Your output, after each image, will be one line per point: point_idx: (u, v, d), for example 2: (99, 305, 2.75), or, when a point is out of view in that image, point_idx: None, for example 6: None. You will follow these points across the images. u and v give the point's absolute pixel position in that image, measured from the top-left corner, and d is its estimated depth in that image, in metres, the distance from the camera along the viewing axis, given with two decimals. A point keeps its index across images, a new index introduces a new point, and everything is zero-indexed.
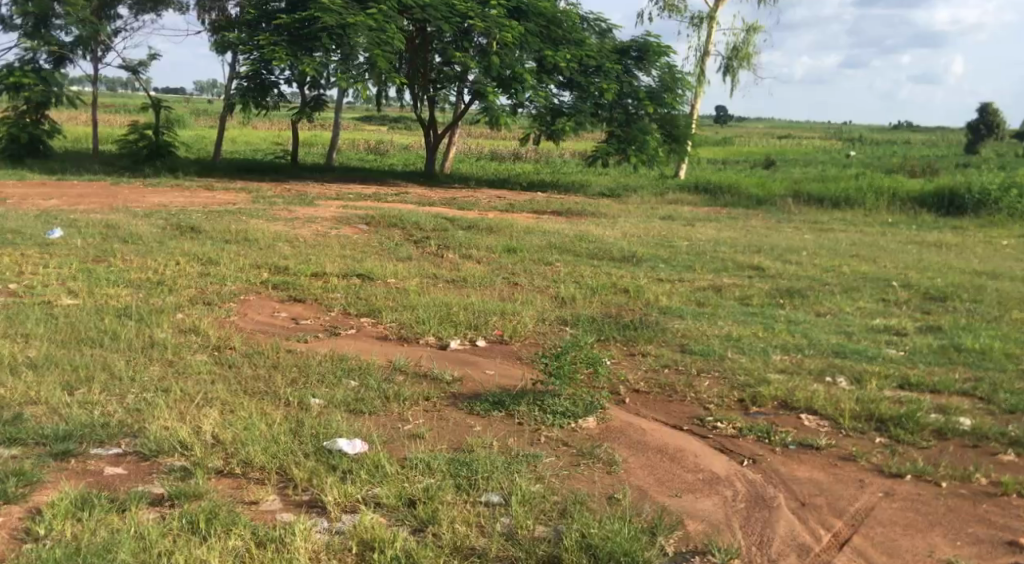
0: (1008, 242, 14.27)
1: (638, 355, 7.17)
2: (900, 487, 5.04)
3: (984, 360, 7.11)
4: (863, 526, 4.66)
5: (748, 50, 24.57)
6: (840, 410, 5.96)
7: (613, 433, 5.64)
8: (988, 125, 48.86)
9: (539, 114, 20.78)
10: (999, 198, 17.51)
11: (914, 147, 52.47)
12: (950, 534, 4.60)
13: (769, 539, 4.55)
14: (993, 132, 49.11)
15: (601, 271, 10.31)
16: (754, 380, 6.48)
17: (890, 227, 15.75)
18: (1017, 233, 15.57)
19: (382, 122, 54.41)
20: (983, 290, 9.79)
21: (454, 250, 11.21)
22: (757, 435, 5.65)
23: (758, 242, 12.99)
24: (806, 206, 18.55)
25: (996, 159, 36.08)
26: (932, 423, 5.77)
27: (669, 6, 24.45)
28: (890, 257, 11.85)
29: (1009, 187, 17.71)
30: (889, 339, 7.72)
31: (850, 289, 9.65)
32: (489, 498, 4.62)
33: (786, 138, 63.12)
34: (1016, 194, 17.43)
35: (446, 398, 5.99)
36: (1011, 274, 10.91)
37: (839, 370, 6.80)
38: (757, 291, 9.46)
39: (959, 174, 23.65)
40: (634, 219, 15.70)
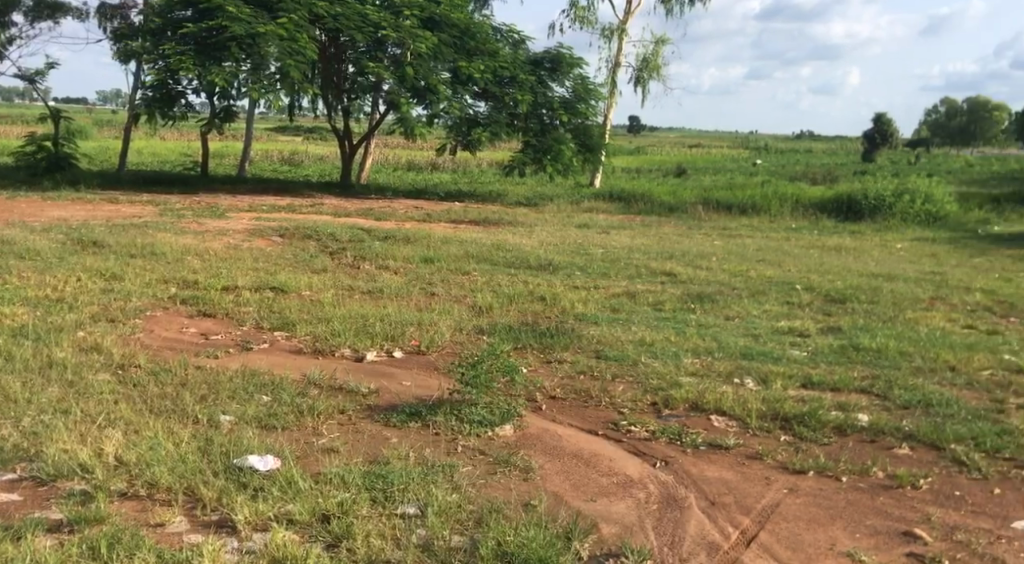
0: (902, 245, 14.85)
1: (555, 362, 7.26)
2: (803, 483, 5.21)
3: (880, 358, 7.40)
4: (769, 523, 4.80)
5: (657, 62, 25.02)
6: (747, 410, 6.14)
7: (530, 439, 5.72)
8: (882, 135, 51.32)
9: (455, 125, 20.76)
10: (894, 204, 18.27)
11: (817, 156, 54.23)
12: (850, 527, 4.76)
13: (680, 539, 4.66)
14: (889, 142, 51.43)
15: (517, 280, 10.39)
16: (666, 384, 6.62)
17: (795, 232, 16.21)
18: (913, 237, 16.22)
19: (295, 134, 53.89)
20: (879, 291, 10.18)
21: (369, 261, 11.16)
22: (669, 438, 5.78)
23: (671, 249, 13.24)
24: (716, 213, 18.95)
25: (888, 167, 37.78)
26: (833, 420, 5.97)
27: (580, 17, 24.73)
28: (794, 262, 12.21)
29: (903, 194, 18.49)
30: (793, 340, 7.96)
31: (756, 293, 9.91)
32: (405, 509, 4.64)
33: (696, 148, 64.37)
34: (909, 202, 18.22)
35: (361, 411, 5.99)
36: (906, 276, 11.36)
37: (747, 371, 7.00)
38: (669, 297, 9.66)
39: (859, 181, 24.54)
40: (550, 228, 15.85)
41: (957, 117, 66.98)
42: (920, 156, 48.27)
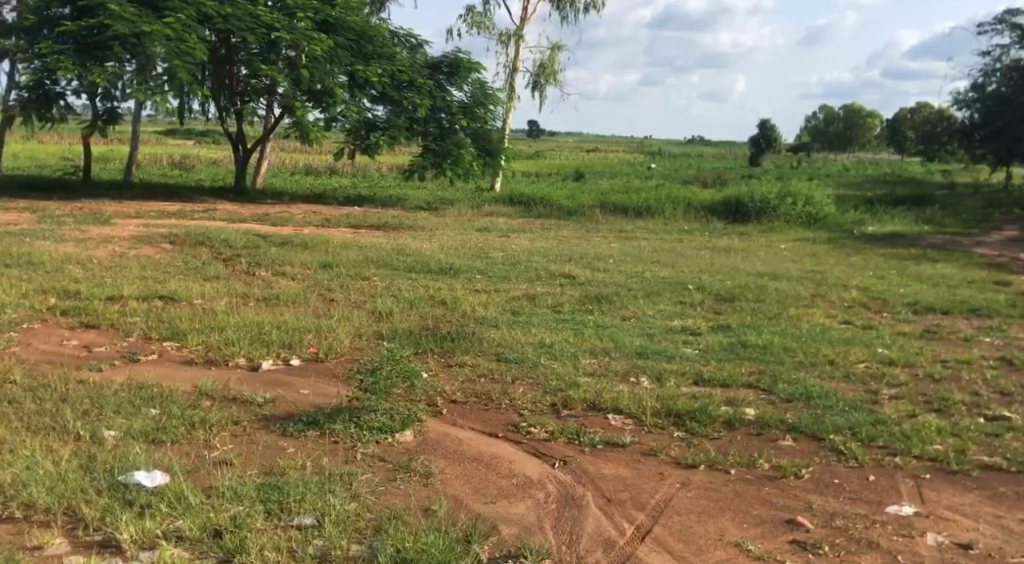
0: (786, 245, 15.38)
1: (455, 366, 7.28)
2: (695, 477, 5.37)
3: (766, 354, 7.67)
4: (662, 517, 4.93)
5: (555, 67, 25.31)
6: (642, 407, 6.28)
7: (430, 444, 5.73)
8: (767, 140, 52.88)
9: (353, 128, 20.64)
10: (778, 206, 19.03)
11: (708, 160, 55.56)
12: (738, 518, 4.92)
13: (577, 537, 4.74)
14: (773, 147, 53.06)
15: (416, 284, 10.39)
16: (565, 385, 6.72)
17: (688, 234, 16.62)
18: (799, 237, 16.80)
19: (186, 138, 52.63)
20: (765, 290, 10.53)
21: (264, 268, 11.01)
22: (567, 438, 5.87)
23: (569, 251, 13.43)
24: (612, 215, 19.28)
25: (775, 171, 39.06)
26: (722, 415, 6.16)
27: (477, 22, 24.82)
28: (687, 263, 12.52)
29: (785, 196, 19.30)
30: (686, 339, 8.17)
31: (651, 294, 10.12)
32: (301, 520, 4.60)
33: (594, 152, 65.19)
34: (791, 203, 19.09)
35: (257, 421, 5.92)
36: (791, 275, 11.77)
37: (642, 370, 7.15)
38: (567, 298, 9.80)
39: (749, 183, 25.29)
40: (449, 231, 15.89)
41: (836, 122, 69.62)
42: (802, 160, 50.00)
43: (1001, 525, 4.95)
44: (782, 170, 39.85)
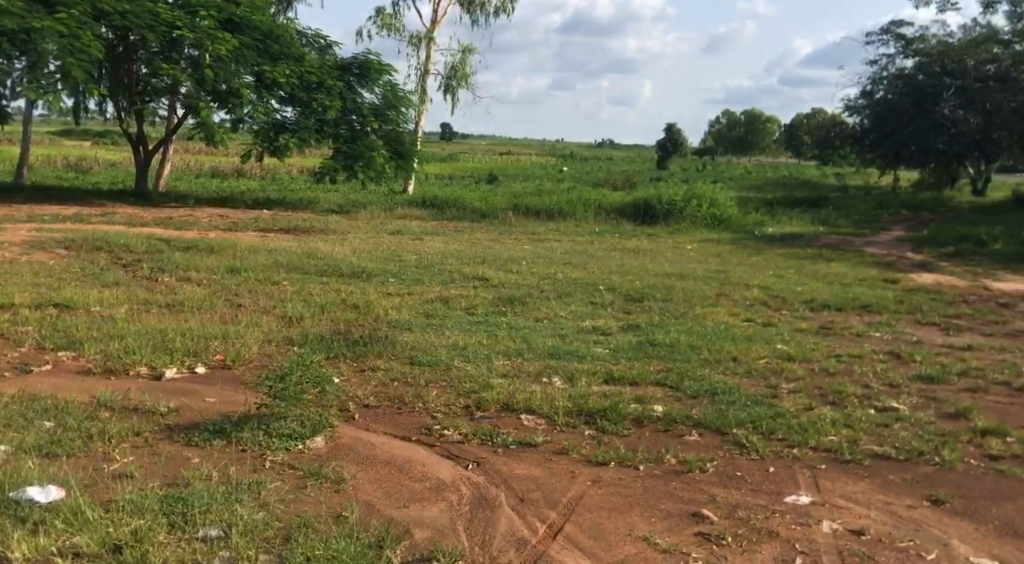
0: (692, 246, 15.68)
1: (368, 370, 7.21)
2: (605, 474, 5.42)
3: (674, 352, 7.80)
4: (574, 514, 4.96)
5: (466, 70, 25.34)
6: (554, 407, 6.31)
7: (341, 450, 5.67)
8: (674, 143, 53.67)
9: (261, 130, 20.42)
10: (685, 209, 19.35)
11: (618, 162, 56.29)
12: (646, 512, 4.98)
13: (490, 538, 4.74)
14: (679, 150, 53.96)
15: (327, 288, 10.28)
16: (478, 386, 6.72)
17: (599, 235, 16.81)
18: (705, 238, 17.14)
19: (85, 140, 51.09)
20: (673, 290, 10.72)
21: (168, 273, 10.75)
22: (480, 439, 5.87)
23: (482, 253, 13.45)
24: (524, 218, 19.40)
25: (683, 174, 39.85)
26: (631, 412, 6.24)
27: (386, 24, 24.69)
28: (598, 264, 12.66)
29: (692, 200, 19.59)
30: (596, 339, 8.27)
31: (563, 295, 10.20)
32: (207, 532, 4.49)
33: (507, 154, 65.40)
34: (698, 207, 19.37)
35: (159, 431, 5.77)
36: (698, 275, 12.00)
37: (554, 370, 7.20)
38: (480, 300, 9.81)
39: (657, 185, 25.70)
40: (361, 234, 15.77)
41: (738, 126, 71.22)
42: (708, 164, 51.07)
43: (892, 511, 5.13)
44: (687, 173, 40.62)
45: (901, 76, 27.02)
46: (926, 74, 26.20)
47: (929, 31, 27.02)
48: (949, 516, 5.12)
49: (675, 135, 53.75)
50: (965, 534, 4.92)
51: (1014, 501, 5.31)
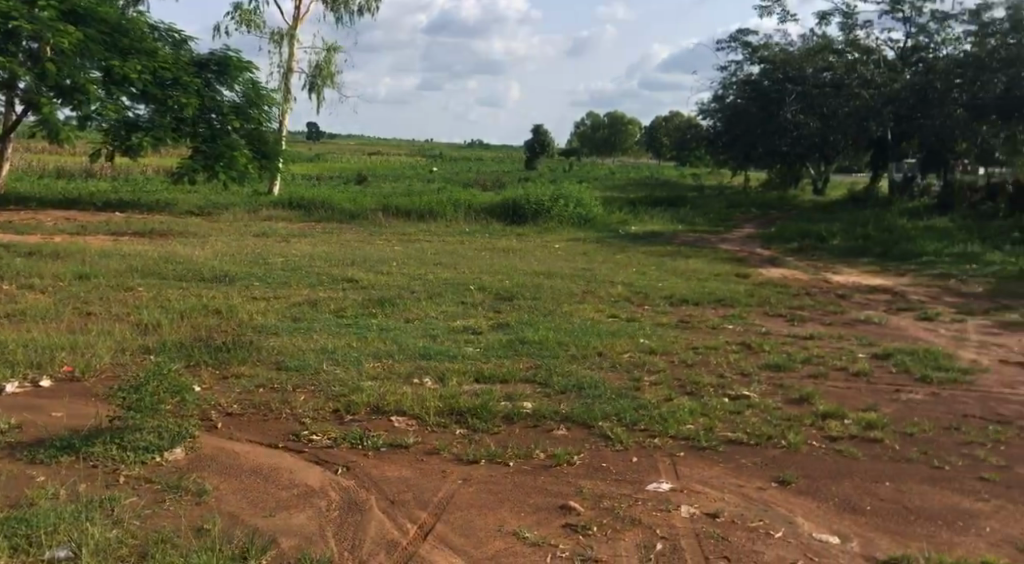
0: (559, 245, 15.93)
1: (231, 378, 7.05)
2: (476, 472, 5.46)
3: (542, 349, 7.93)
4: (445, 514, 4.98)
5: (330, 69, 25.01)
6: (425, 407, 6.32)
7: (202, 461, 5.53)
8: (541, 144, 54.38)
9: (110, 127, 18.10)
10: (553, 209, 19.65)
11: (486, 162, 56.62)
12: (516, 507, 5.05)
13: (360, 542, 4.72)
14: (546, 151, 54.68)
15: (188, 293, 9.99)
16: (347, 389, 6.66)
17: (469, 235, 16.87)
18: (572, 237, 17.44)
19: None
20: (542, 288, 10.88)
21: (11, 281, 10.24)
22: (350, 443, 5.82)
23: (350, 255, 13.32)
24: (395, 219, 19.31)
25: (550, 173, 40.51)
26: (501, 410, 6.31)
27: (245, 20, 24.13)
28: (468, 263, 12.72)
29: (560, 199, 19.90)
30: (467, 338, 8.31)
31: (434, 295, 10.21)
32: (56, 553, 4.31)
33: (375, 154, 64.88)
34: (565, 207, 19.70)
35: (3, 450, 5.50)
36: (565, 273, 12.21)
37: (425, 371, 7.20)
38: (349, 302, 9.71)
39: (524, 186, 25.98)
40: (223, 237, 15.37)
41: (601, 128, 72.63)
42: (575, 164, 52.01)
43: (745, 493, 5.37)
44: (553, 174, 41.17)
45: (748, 81, 27.74)
46: (770, 79, 26.84)
47: (773, 38, 28.16)
48: (794, 495, 5.38)
49: (541, 136, 54.43)
50: (810, 512, 5.19)
51: (853, 478, 5.63)
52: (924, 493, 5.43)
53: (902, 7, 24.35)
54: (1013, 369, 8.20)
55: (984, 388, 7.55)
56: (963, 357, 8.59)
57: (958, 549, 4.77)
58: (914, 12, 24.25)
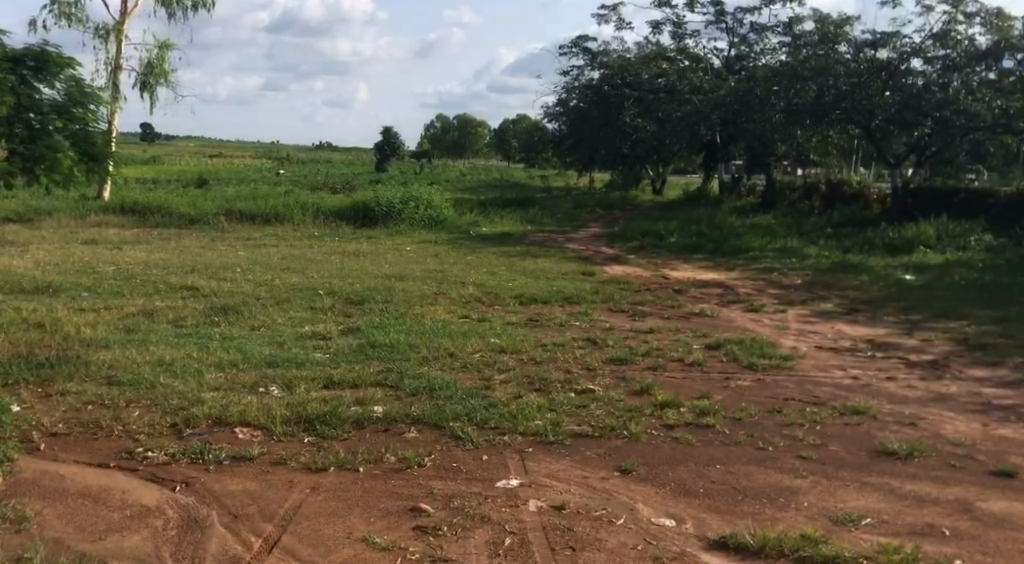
0: (411, 247, 15.93)
1: (56, 396, 6.72)
2: (324, 480, 5.41)
3: (393, 352, 7.93)
4: (291, 524, 4.92)
5: (164, 67, 24.16)
6: (270, 417, 6.21)
7: (25, 486, 5.27)
8: (391, 146, 54.09)
9: None
10: (403, 211, 19.64)
11: (335, 165, 55.93)
12: (365, 513, 5.03)
13: (200, 559, 4.60)
14: (396, 153, 54.45)
15: (12, 306, 9.48)
16: (186, 403, 6.47)
17: (316, 239, 16.65)
18: (420, 239, 17.45)
19: None
20: (392, 291, 10.86)
21: None
22: (189, 458, 5.67)
23: (191, 262, 12.93)
24: (238, 224, 18.86)
25: (400, 176, 40.45)
26: (351, 415, 6.27)
27: (67, 15, 23.03)
28: (316, 268, 12.55)
29: (410, 201, 19.91)
30: (315, 344, 8.21)
31: (281, 301, 10.04)
32: None
33: (218, 157, 63.06)
34: (415, 209, 19.74)
35: None
36: (414, 275, 12.23)
37: (270, 379, 7.07)
38: (190, 311, 9.43)
39: (371, 188, 25.84)
40: (50, 246, 14.63)
41: (451, 131, 72.81)
42: (425, 167, 52.02)
43: (589, 484, 5.52)
44: (404, 175, 41.04)
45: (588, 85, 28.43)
46: (609, 85, 27.67)
47: (610, 45, 28.89)
48: (635, 483, 5.58)
49: (391, 138, 54.15)
50: (650, 498, 5.38)
51: (688, 463, 5.88)
52: (752, 474, 5.72)
53: (726, 18, 25.45)
54: (828, 354, 8.75)
55: (803, 372, 8.02)
56: (785, 345, 9.09)
57: (779, 524, 5.05)
58: (737, 23, 25.39)
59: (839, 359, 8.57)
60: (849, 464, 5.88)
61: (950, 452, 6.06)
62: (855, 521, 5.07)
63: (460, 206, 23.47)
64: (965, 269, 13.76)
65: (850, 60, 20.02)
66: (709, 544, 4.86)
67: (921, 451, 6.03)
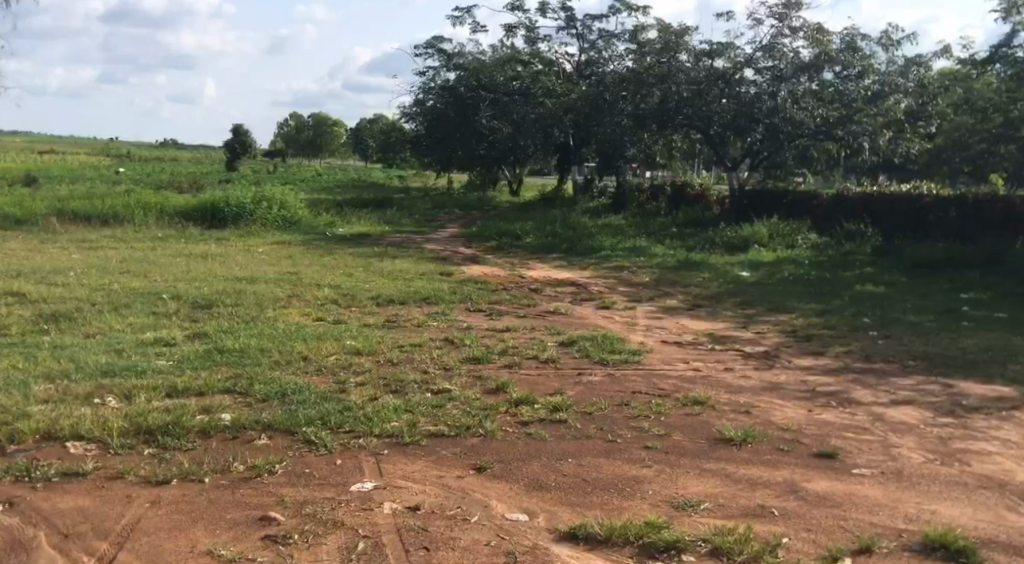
0: (262, 248, 15.63)
1: None
2: (165, 493, 5.31)
3: (243, 357, 7.80)
4: (129, 541, 4.81)
5: None
6: (107, 429, 6.03)
7: None
8: (241, 144, 52.81)
9: None
10: (253, 211, 19.29)
11: (181, 164, 54.19)
12: (210, 525, 4.97)
13: None
14: (245, 150, 53.19)
15: None
16: (12, 417, 6.20)
17: (158, 241, 16.14)
18: (269, 240, 17.15)
19: None
20: (242, 294, 10.66)
21: None
22: (15, 476, 5.45)
23: (21, 266, 12.33)
24: (74, 225, 18.09)
25: (250, 175, 39.55)
26: (196, 424, 6.16)
27: None
28: (159, 271, 12.18)
29: (260, 201, 19.57)
30: (158, 351, 7.98)
31: (120, 307, 9.70)
32: None
33: (56, 155, 60.10)
34: (265, 209, 19.41)
35: None
36: (264, 277, 12.03)
37: (108, 390, 6.84)
38: (19, 319, 9.01)
39: (218, 188, 25.21)
40: None
41: (305, 130, 71.45)
42: (277, 166, 51.03)
43: (444, 484, 5.60)
44: (257, 175, 40.05)
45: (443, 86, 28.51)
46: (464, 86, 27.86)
47: (465, 47, 29.03)
48: (489, 480, 5.69)
49: (241, 136, 52.87)
50: (503, 494, 5.51)
51: (541, 458, 6.04)
52: (600, 465, 5.92)
53: (576, 24, 26.01)
54: (673, 348, 9.11)
55: (649, 366, 8.33)
56: (633, 340, 9.41)
57: (625, 512, 5.26)
58: (586, 29, 25.98)
59: (682, 352, 8.94)
60: (689, 453, 6.17)
61: (779, 437, 6.44)
62: (693, 506, 5.33)
63: (314, 207, 23.18)
64: (797, 266, 14.55)
65: (688, 68, 20.41)
66: (560, 535, 5.01)
67: (754, 437, 6.39)
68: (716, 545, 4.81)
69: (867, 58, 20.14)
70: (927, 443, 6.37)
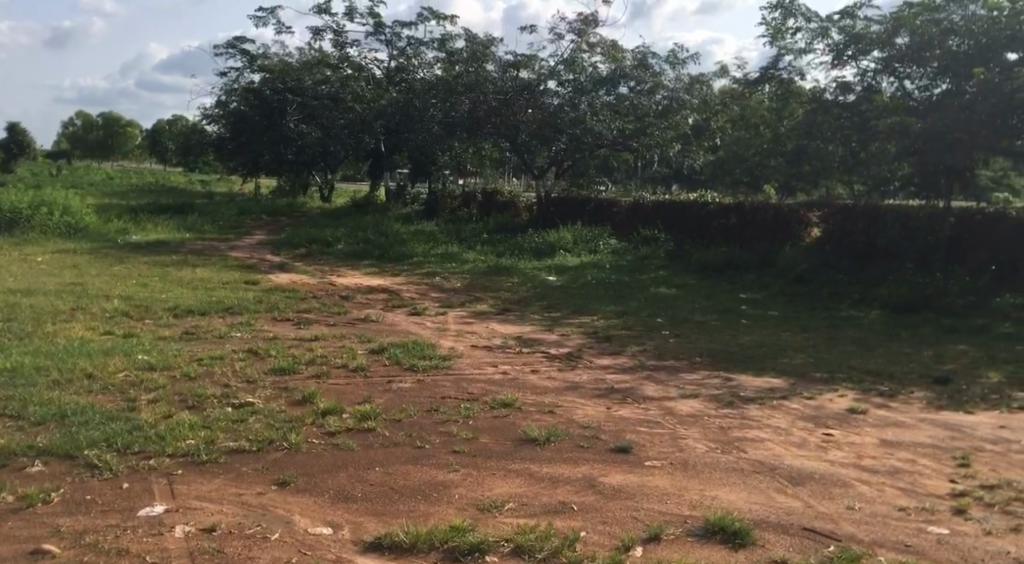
0: (42, 258, 14.57)
1: None
2: None
3: (15, 377, 7.24)
4: None
5: None
6: None
7: None
8: (19, 146, 49.41)
9: None
10: (31, 216, 18.13)
11: None
12: None
13: None
14: (23, 152, 49.78)
15: None
16: None
17: None
18: (49, 248, 16.11)
19: None
20: (17, 308, 9.93)
21: None
22: None
23: None
24: None
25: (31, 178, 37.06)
26: None
27: None
28: None
29: (38, 206, 18.44)
30: None
31: None
32: None
33: None
34: (45, 214, 18.29)
35: None
36: (42, 288, 11.26)
37: None
38: None
39: None
40: None
41: (94, 131, 67.46)
42: (60, 169, 48.03)
43: (242, 501, 5.37)
44: (39, 178, 37.47)
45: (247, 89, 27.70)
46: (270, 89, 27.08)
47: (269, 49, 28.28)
48: (293, 495, 5.50)
49: (19, 137, 49.41)
50: (306, 508, 5.34)
51: (346, 469, 5.90)
52: (408, 472, 5.84)
53: (384, 31, 25.87)
54: (479, 352, 9.17)
55: (458, 370, 8.33)
56: (442, 345, 9.39)
57: (431, 518, 5.21)
58: (395, 36, 25.87)
59: (488, 356, 9.00)
60: (495, 454, 6.18)
61: (579, 434, 6.56)
62: (497, 507, 5.34)
63: (105, 212, 21.99)
64: (598, 270, 15.00)
65: (495, 79, 20.96)
66: (364, 547, 4.89)
67: (557, 436, 6.48)
68: (517, 544, 4.83)
69: (657, 74, 20.96)
70: (710, 433, 6.66)
